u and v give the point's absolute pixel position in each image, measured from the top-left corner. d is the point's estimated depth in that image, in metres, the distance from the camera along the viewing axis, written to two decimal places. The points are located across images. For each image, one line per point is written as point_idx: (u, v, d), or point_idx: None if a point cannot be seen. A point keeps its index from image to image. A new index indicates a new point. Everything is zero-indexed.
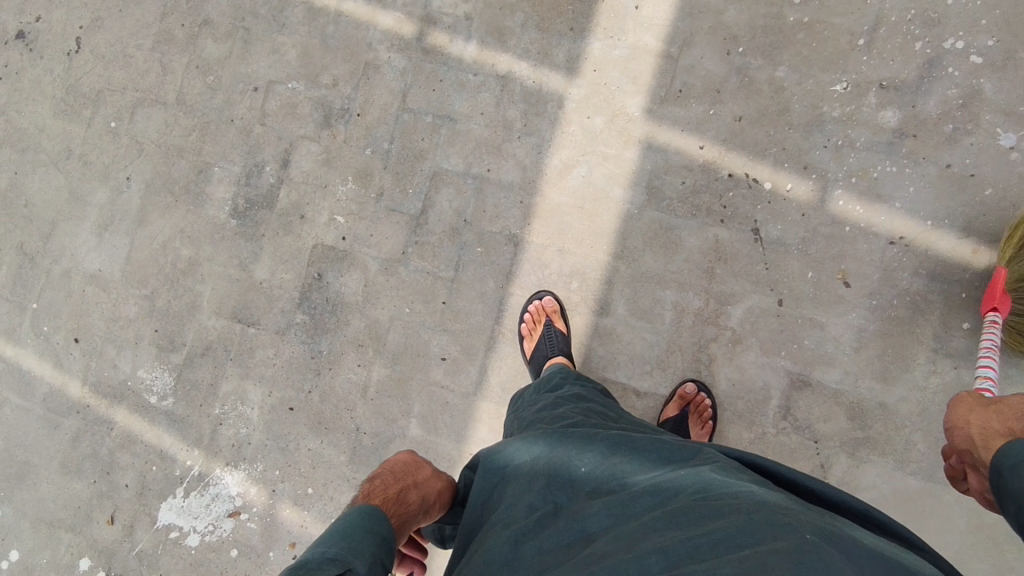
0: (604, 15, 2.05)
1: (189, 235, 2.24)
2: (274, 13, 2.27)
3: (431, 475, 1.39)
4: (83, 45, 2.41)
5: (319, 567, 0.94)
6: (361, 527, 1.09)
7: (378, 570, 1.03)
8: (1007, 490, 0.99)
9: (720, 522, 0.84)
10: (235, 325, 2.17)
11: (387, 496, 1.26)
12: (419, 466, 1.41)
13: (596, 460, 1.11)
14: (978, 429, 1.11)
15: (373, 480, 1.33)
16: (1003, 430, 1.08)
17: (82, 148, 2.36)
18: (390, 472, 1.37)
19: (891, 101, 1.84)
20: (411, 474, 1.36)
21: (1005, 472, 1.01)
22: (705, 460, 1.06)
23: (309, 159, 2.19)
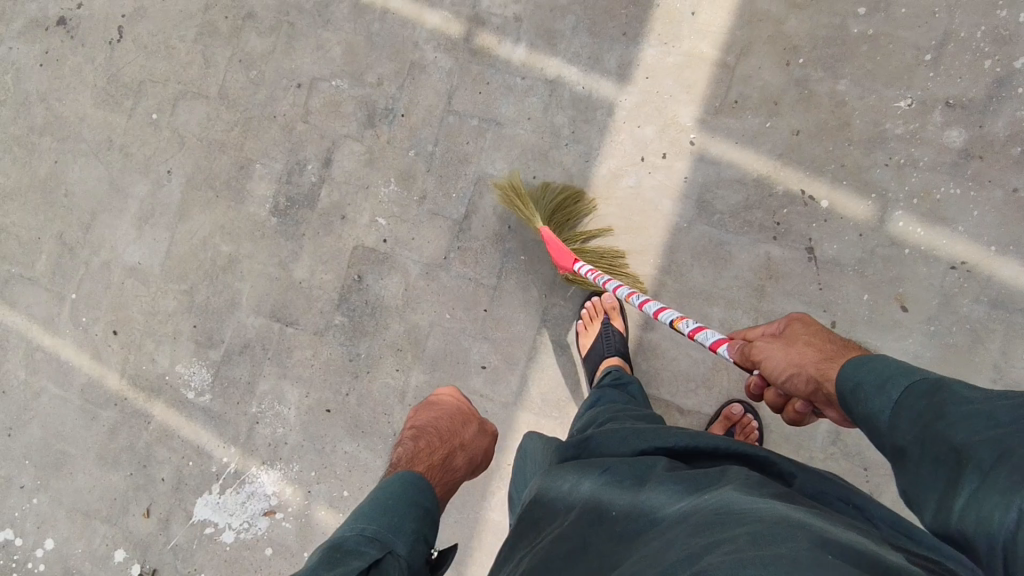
0: (658, 21, 1.99)
1: (229, 232, 2.23)
2: (319, 8, 2.24)
3: (476, 434, 1.64)
4: (125, 35, 2.39)
5: (357, 547, 1.12)
6: (405, 501, 1.26)
7: (419, 545, 1.21)
8: (854, 413, 1.11)
9: (742, 526, 0.77)
10: (273, 324, 2.16)
11: (433, 462, 1.46)
12: (473, 415, 1.71)
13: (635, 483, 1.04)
14: (811, 367, 1.24)
15: (420, 439, 1.55)
16: (824, 359, 1.25)
17: (123, 139, 2.35)
18: (440, 428, 1.60)
19: (958, 120, 1.78)
20: (459, 434, 1.61)
21: (849, 397, 1.12)
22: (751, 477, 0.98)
23: (352, 159, 2.16)
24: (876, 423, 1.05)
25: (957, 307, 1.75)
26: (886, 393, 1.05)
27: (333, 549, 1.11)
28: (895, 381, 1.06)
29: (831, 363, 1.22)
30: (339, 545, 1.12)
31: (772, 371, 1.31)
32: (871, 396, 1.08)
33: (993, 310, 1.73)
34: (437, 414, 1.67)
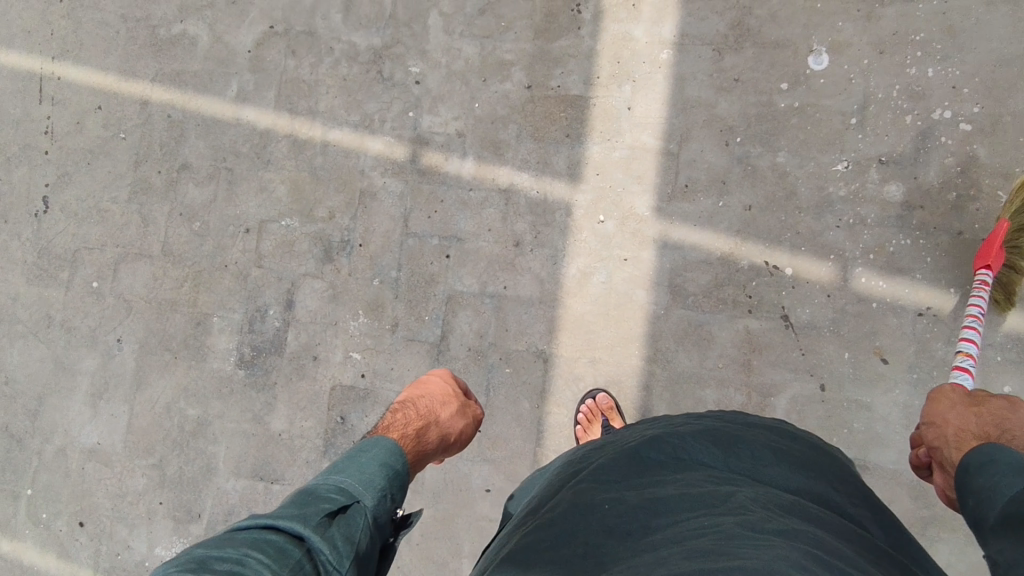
0: (598, 118, 2.05)
1: (194, 394, 2.11)
2: (257, 150, 2.20)
3: (455, 413, 1.53)
4: (51, 204, 2.28)
5: (326, 495, 1.05)
6: (375, 460, 1.16)
7: (387, 505, 1.11)
8: (968, 485, 1.02)
9: (737, 561, 0.76)
10: (257, 484, 2.03)
11: (407, 431, 1.37)
12: (454, 395, 1.59)
13: (656, 486, 1.03)
14: (955, 430, 1.15)
15: (399, 412, 1.47)
16: (980, 434, 1.12)
17: (63, 314, 2.22)
18: (418, 404, 1.51)
19: (894, 175, 1.89)
20: (434, 411, 1.50)
21: (971, 470, 1.03)
22: (781, 512, 0.94)
23: (315, 297, 2.10)
24: (990, 503, 0.96)
25: (933, 351, 1.81)
26: (1017, 479, 0.94)
27: (299, 496, 1.05)
28: None
29: (974, 436, 1.11)
30: (308, 493, 1.05)
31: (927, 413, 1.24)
32: (1002, 475, 0.97)
33: None
34: (420, 391, 1.58)
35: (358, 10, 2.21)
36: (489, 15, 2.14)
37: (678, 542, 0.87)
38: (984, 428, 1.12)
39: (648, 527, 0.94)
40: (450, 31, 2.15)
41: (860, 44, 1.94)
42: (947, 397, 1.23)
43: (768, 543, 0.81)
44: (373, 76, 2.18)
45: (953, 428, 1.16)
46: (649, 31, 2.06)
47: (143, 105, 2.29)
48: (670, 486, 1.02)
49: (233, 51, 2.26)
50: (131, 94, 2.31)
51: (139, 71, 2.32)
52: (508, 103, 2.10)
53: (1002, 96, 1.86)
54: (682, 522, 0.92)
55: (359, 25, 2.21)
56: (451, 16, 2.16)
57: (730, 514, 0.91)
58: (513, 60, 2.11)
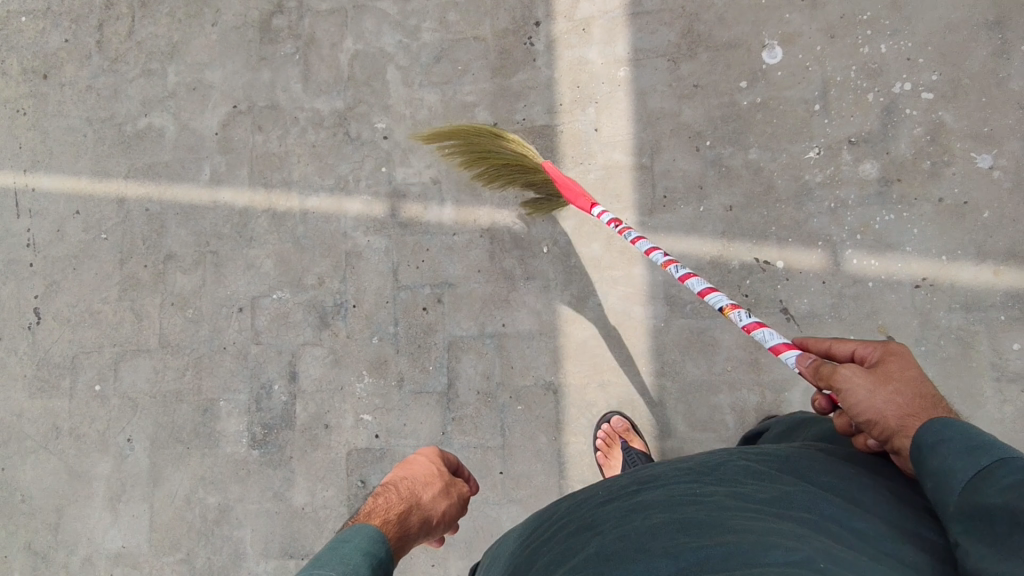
0: (567, 145, 2.07)
1: (212, 481, 2.09)
2: (238, 228, 2.21)
3: (439, 493, 1.37)
4: (43, 314, 2.29)
5: None
6: (355, 548, 1.07)
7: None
8: (924, 466, 0.96)
9: (734, 534, 0.89)
10: (288, 563, 2.01)
11: (388, 517, 1.22)
12: (440, 473, 1.43)
13: (650, 474, 1.15)
14: (895, 416, 1.04)
15: (379, 496, 1.31)
16: (920, 414, 1.02)
17: (70, 422, 2.21)
18: (400, 486, 1.35)
19: (866, 154, 1.90)
20: (417, 492, 1.34)
21: (925, 451, 0.97)
22: (762, 476, 1.08)
23: (317, 364, 2.09)
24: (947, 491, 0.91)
25: (937, 321, 1.81)
26: (975, 460, 0.89)
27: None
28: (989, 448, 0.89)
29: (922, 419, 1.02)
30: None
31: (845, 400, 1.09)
32: (957, 456, 0.92)
33: (968, 313, 1.80)
34: (403, 472, 1.41)
35: (316, 77, 2.24)
36: (445, 62, 2.17)
37: (671, 509, 0.99)
38: (917, 403, 1.04)
39: (639, 496, 1.07)
40: (409, 83, 2.18)
41: (810, 32, 1.97)
42: (857, 374, 1.09)
43: (758, 518, 0.94)
44: (341, 138, 2.20)
45: (892, 417, 1.04)
46: (603, 52, 2.09)
47: (120, 202, 2.31)
48: (665, 470, 1.15)
49: (200, 136, 2.29)
50: (107, 193, 2.32)
51: (111, 169, 2.33)
52: None
53: (957, 60, 1.89)
54: (676, 495, 1.04)
55: (319, 91, 2.23)
56: (408, 68, 2.19)
57: (721, 489, 1.03)
58: (475, 101, 2.14)
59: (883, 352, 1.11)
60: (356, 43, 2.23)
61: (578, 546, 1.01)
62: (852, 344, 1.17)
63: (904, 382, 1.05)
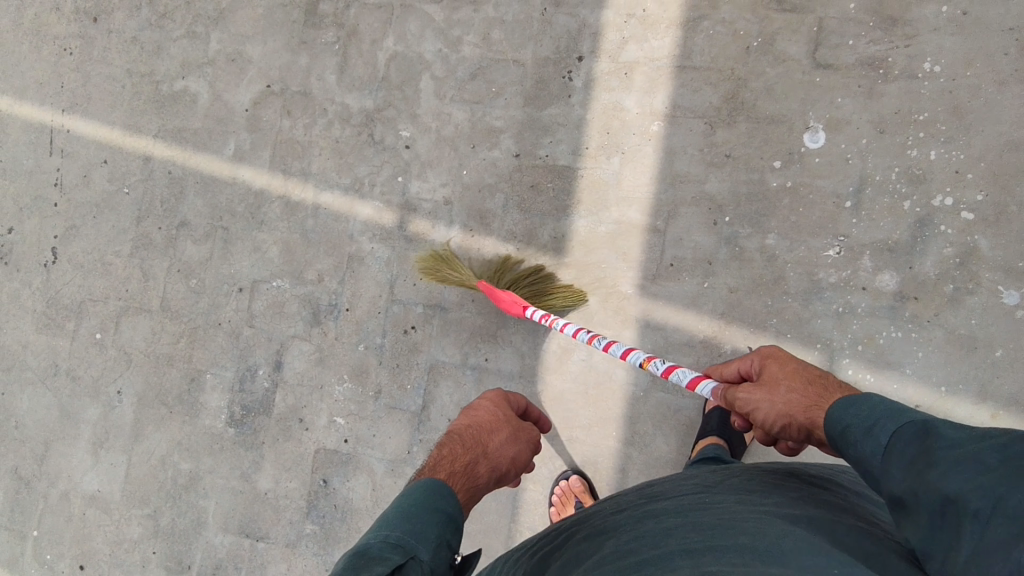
0: (585, 191, 2.02)
1: (187, 448, 2.18)
2: (252, 209, 2.24)
3: (505, 441, 1.36)
4: (60, 256, 2.38)
5: (380, 554, 0.97)
6: (425, 507, 1.09)
7: (444, 554, 1.04)
8: (848, 456, 1.05)
9: (745, 535, 0.91)
10: (243, 541, 2.11)
11: (458, 468, 1.26)
12: (505, 419, 1.42)
13: (655, 489, 1.20)
14: (800, 412, 1.19)
15: (445, 448, 1.33)
16: (808, 398, 1.19)
17: (69, 363, 2.32)
18: (465, 434, 1.36)
19: (888, 264, 1.81)
20: (483, 441, 1.34)
21: (838, 438, 1.07)
22: (767, 487, 1.11)
23: (302, 359, 2.14)
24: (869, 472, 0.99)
25: None
26: (876, 439, 1.00)
27: (352, 561, 0.95)
28: (882, 425, 1.01)
29: (817, 406, 1.17)
30: (360, 554, 0.97)
31: (760, 421, 1.25)
32: (860, 440, 1.02)
33: None
34: (465, 422, 1.41)
35: (352, 71, 2.21)
36: (481, 80, 2.12)
37: (684, 516, 1.02)
38: (807, 394, 1.20)
39: (648, 506, 1.11)
40: (441, 95, 2.14)
41: (859, 122, 1.86)
42: (757, 394, 1.27)
43: (768, 519, 0.96)
44: (364, 139, 2.18)
45: (798, 413, 1.20)
46: (641, 102, 2.01)
47: (145, 161, 2.35)
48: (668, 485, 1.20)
49: (231, 109, 2.29)
50: (135, 148, 2.37)
51: (142, 125, 2.37)
52: (496, 171, 2.08)
53: (1008, 183, 1.76)
54: (688, 504, 1.08)
55: (352, 87, 2.21)
56: (443, 80, 2.15)
57: (731, 498, 1.07)
58: (502, 127, 2.09)
59: (763, 362, 1.33)
60: (397, 43, 2.19)
61: (594, 547, 1.03)
62: (740, 367, 1.39)
63: (788, 376, 1.25)
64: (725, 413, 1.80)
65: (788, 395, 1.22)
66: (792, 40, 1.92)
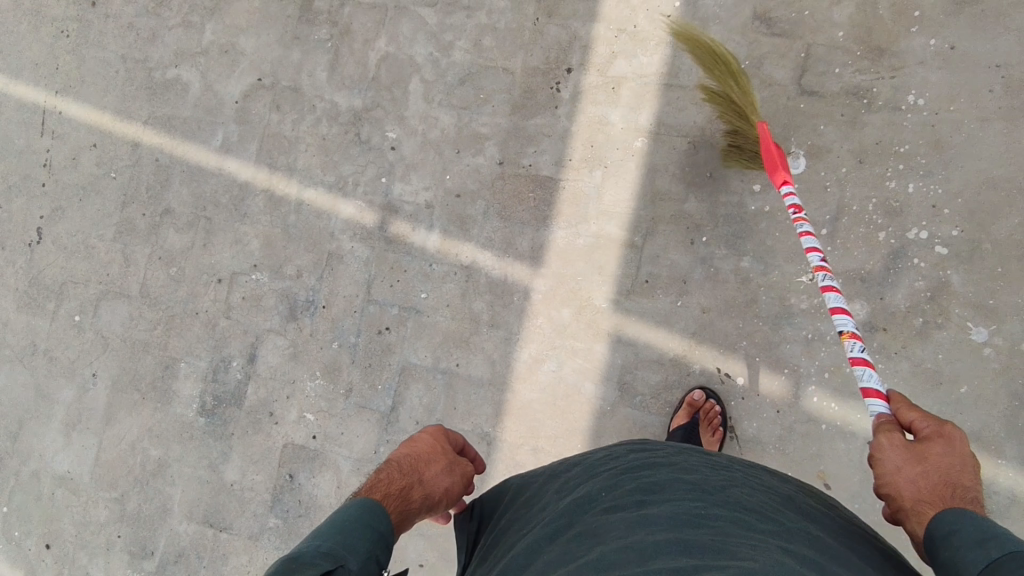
0: (566, 203, 2.02)
1: (157, 435, 2.20)
2: (235, 202, 2.25)
3: (441, 471, 1.25)
4: (44, 236, 2.39)
5: (310, 561, 0.96)
6: (358, 522, 1.07)
7: (372, 569, 1.03)
8: (936, 556, 0.96)
9: (737, 561, 0.85)
10: (206, 530, 2.12)
11: (390, 490, 1.18)
12: (443, 450, 1.31)
13: (650, 473, 1.12)
14: (909, 498, 1.05)
15: (384, 470, 1.25)
16: (933, 498, 1.02)
17: (47, 343, 2.33)
18: (401, 461, 1.26)
19: (859, 293, 1.81)
20: (418, 469, 1.25)
21: (935, 540, 0.97)
22: (770, 507, 1.04)
23: (276, 353, 2.15)
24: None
25: None
26: (986, 551, 0.89)
27: (279, 566, 0.94)
28: (999, 541, 0.89)
29: (930, 508, 1.01)
30: (289, 560, 0.96)
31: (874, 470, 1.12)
32: (967, 546, 0.92)
33: None
34: (403, 449, 1.31)
35: (342, 70, 2.23)
36: (469, 86, 2.13)
37: (674, 526, 0.95)
38: (935, 492, 1.03)
39: (642, 503, 1.03)
40: (429, 99, 2.15)
41: (840, 151, 1.87)
42: (892, 449, 1.11)
43: (763, 548, 0.89)
44: (350, 137, 2.19)
45: (908, 497, 1.05)
46: (626, 117, 2.02)
47: (134, 147, 2.36)
48: (667, 472, 1.12)
49: (221, 100, 2.31)
50: (124, 134, 2.38)
51: (133, 112, 2.38)
52: (478, 177, 2.09)
53: (984, 221, 1.77)
54: (679, 506, 1.01)
55: (342, 85, 2.22)
56: (432, 83, 2.16)
57: (726, 513, 0.99)
58: (488, 134, 2.10)
59: (934, 431, 1.10)
60: (389, 44, 2.20)
61: (580, 550, 0.97)
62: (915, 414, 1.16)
63: (940, 469, 1.05)
64: (687, 434, 1.77)
65: (918, 475, 1.06)
66: (779, 65, 1.93)
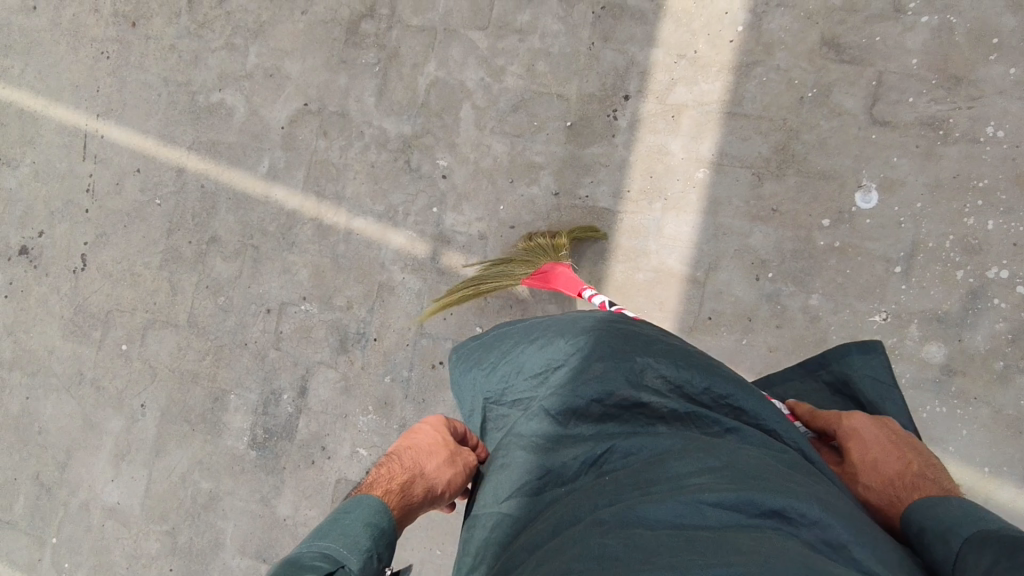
0: (625, 237, 1.97)
1: (208, 467, 2.18)
2: (283, 230, 2.22)
3: (442, 464, 1.26)
4: (89, 263, 2.37)
5: (309, 564, 0.99)
6: (358, 522, 1.09)
7: (373, 564, 1.05)
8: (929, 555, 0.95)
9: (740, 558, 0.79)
10: (259, 565, 2.11)
11: (389, 488, 1.20)
12: (445, 442, 1.30)
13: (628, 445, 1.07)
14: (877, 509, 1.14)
15: (384, 466, 1.27)
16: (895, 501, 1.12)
17: (94, 373, 2.32)
18: (403, 455, 1.28)
19: (935, 335, 1.76)
20: (420, 462, 1.26)
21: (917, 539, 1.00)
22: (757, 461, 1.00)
23: (328, 386, 2.12)
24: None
25: None
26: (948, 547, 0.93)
27: (281, 569, 0.99)
28: (956, 530, 0.94)
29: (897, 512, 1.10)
30: (290, 562, 1.00)
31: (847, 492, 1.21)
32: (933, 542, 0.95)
33: None
34: (406, 441, 1.32)
35: (391, 95, 2.17)
36: (522, 113, 2.07)
37: (675, 517, 0.89)
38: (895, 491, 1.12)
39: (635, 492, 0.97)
40: (481, 126, 2.10)
41: (915, 184, 1.80)
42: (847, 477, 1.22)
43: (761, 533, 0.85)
44: (400, 165, 2.15)
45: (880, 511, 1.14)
46: (687, 146, 1.96)
47: (178, 172, 2.33)
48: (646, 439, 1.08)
49: (267, 125, 2.26)
50: (168, 160, 2.34)
51: (177, 136, 2.34)
52: (534, 209, 2.04)
53: None
54: (678, 484, 0.96)
55: (391, 111, 2.17)
56: (483, 110, 2.10)
57: (717, 481, 0.94)
58: (543, 163, 2.04)
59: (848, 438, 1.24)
60: (438, 69, 2.14)
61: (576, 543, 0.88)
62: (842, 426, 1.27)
63: (873, 474, 1.17)
64: None
65: (878, 484, 1.15)
66: (849, 93, 1.86)
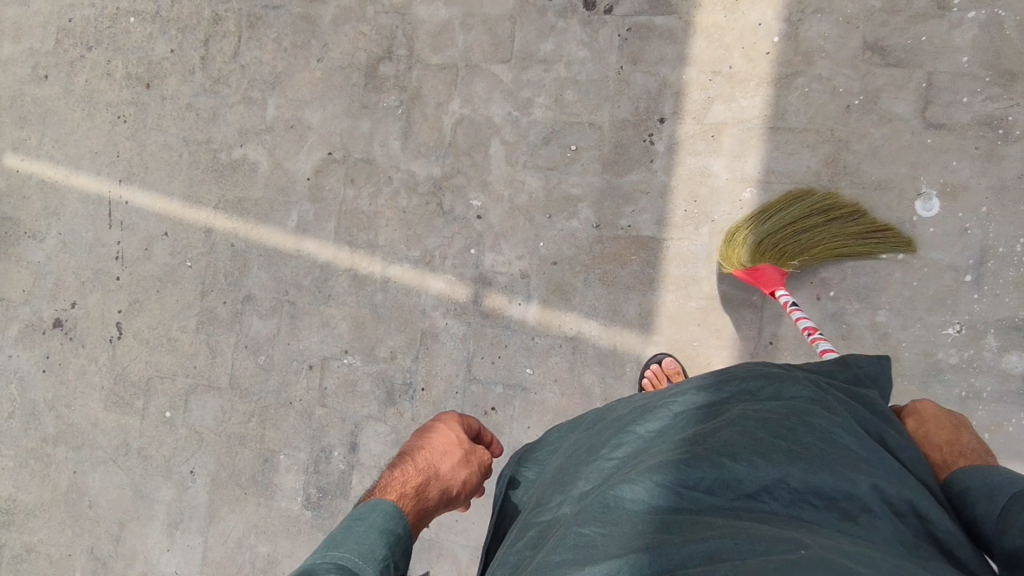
0: (673, 264, 1.90)
1: (264, 530, 2.14)
2: (319, 283, 2.17)
3: (457, 465, 1.18)
4: (124, 331, 2.34)
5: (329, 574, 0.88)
6: (373, 528, 0.99)
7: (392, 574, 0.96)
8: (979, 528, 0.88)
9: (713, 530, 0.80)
10: None
11: (405, 490, 1.10)
12: (458, 441, 1.22)
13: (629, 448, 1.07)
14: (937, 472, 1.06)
15: (394, 469, 1.16)
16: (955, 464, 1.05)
17: (139, 442, 2.29)
18: (414, 455, 1.18)
19: (1014, 344, 1.69)
20: (434, 463, 1.17)
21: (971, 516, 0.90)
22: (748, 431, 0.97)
23: (378, 440, 2.07)
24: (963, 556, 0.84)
25: None
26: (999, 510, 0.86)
27: None
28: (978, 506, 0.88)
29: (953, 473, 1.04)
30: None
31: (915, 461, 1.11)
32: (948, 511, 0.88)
33: None
34: (415, 443, 1.22)
35: (417, 137, 2.12)
36: (555, 145, 2.01)
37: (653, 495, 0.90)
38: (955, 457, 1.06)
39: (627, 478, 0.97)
40: (512, 161, 2.04)
41: (978, 189, 1.72)
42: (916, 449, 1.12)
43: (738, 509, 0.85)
44: (433, 208, 2.09)
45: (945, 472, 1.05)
46: (730, 166, 1.88)
47: (207, 233, 2.29)
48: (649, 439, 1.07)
49: (292, 177, 2.22)
50: (195, 220, 2.30)
51: (202, 196, 2.31)
52: (575, 242, 1.97)
53: None
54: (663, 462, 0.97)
55: (418, 153, 2.11)
56: (514, 145, 2.04)
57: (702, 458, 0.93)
58: (581, 195, 1.98)
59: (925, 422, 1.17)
60: (463, 106, 2.08)
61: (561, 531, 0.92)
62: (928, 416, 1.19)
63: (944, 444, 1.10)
64: None
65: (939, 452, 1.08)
66: (898, 97, 1.78)
